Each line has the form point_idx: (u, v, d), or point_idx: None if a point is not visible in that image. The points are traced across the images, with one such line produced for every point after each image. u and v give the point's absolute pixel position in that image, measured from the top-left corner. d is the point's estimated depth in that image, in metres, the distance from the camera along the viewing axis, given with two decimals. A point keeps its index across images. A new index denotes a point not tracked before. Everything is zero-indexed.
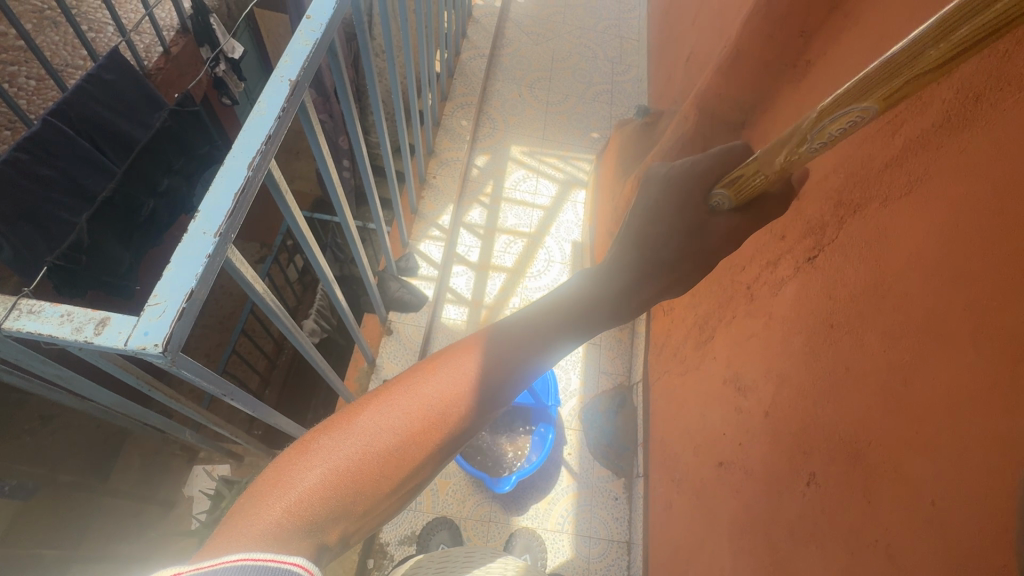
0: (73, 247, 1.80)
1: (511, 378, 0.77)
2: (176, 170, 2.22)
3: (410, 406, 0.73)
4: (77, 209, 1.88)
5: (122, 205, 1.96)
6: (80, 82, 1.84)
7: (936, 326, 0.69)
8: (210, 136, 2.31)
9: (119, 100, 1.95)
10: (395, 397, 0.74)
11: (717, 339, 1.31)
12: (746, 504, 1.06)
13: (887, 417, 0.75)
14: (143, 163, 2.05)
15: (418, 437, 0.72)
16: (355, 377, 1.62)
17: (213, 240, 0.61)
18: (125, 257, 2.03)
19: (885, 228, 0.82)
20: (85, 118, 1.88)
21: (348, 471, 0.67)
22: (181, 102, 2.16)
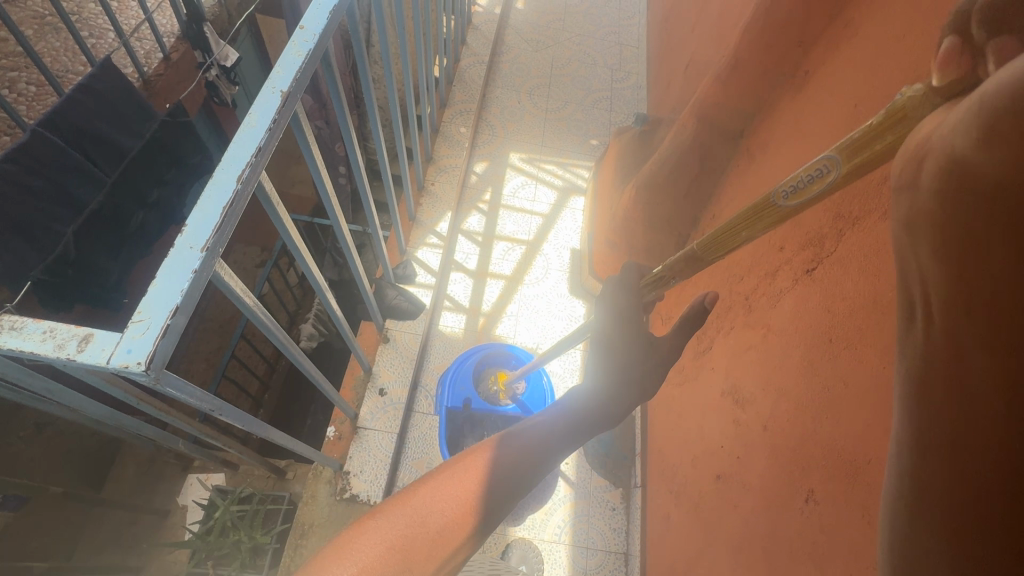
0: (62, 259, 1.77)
1: (538, 454, 0.82)
2: (166, 181, 2.21)
3: (454, 488, 0.77)
4: (68, 220, 1.83)
5: (111, 216, 1.96)
6: (71, 91, 1.80)
7: None
8: (202, 147, 2.32)
9: (112, 111, 1.93)
10: (439, 482, 0.78)
11: (716, 350, 1.30)
12: (745, 519, 1.04)
13: (887, 434, 0.73)
14: (133, 173, 2.03)
15: (463, 521, 0.75)
16: (350, 386, 1.60)
17: (200, 254, 0.60)
18: (112, 268, 2.02)
19: (883, 241, 0.81)
20: (76, 127, 1.83)
21: (395, 550, 0.70)
22: (173, 113, 2.17)
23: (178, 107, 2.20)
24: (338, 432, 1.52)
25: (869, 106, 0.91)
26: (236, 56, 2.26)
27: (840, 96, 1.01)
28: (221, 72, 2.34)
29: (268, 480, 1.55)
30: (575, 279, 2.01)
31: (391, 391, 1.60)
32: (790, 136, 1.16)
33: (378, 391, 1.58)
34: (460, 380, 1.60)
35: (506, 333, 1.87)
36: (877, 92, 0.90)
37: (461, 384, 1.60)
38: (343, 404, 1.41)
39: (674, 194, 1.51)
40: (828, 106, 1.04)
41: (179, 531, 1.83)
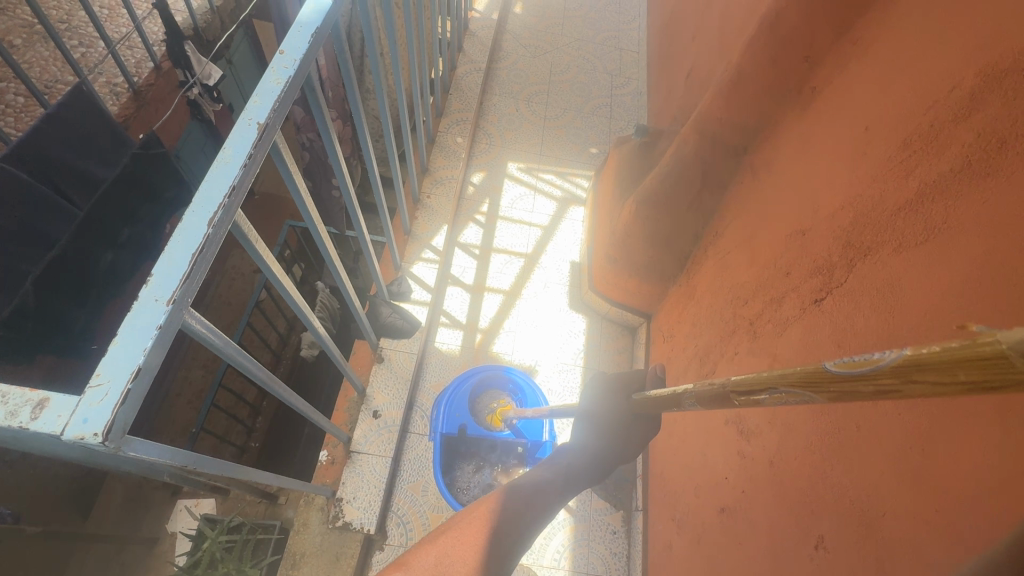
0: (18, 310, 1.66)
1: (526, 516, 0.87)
2: (138, 218, 2.06)
3: (467, 536, 0.83)
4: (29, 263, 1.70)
5: (74, 261, 1.80)
6: (34, 123, 1.65)
7: (955, 392, 0.64)
8: (178, 179, 2.18)
9: (82, 141, 1.79)
10: (457, 528, 0.85)
11: (719, 374, 1.25)
12: (751, 558, 1.00)
13: (903, 487, 0.69)
14: (105, 211, 1.89)
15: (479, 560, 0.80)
16: (344, 408, 1.56)
17: (167, 308, 0.56)
18: (79, 314, 1.89)
19: (897, 277, 0.77)
20: (43, 161, 1.71)
21: None
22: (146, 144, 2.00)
23: (151, 139, 2.01)
24: (331, 456, 1.48)
25: (880, 130, 0.87)
26: (219, 75, 2.16)
27: (848, 116, 0.96)
28: (203, 90, 2.26)
29: (259, 506, 1.51)
30: (574, 293, 1.97)
31: (386, 413, 1.56)
32: (795, 155, 1.11)
33: (371, 413, 1.54)
34: (456, 399, 1.57)
35: (503, 350, 1.82)
36: (888, 116, 0.86)
37: (455, 409, 1.56)
38: (334, 429, 1.37)
39: (675, 211, 1.46)
40: (834, 126, 1.00)
41: None
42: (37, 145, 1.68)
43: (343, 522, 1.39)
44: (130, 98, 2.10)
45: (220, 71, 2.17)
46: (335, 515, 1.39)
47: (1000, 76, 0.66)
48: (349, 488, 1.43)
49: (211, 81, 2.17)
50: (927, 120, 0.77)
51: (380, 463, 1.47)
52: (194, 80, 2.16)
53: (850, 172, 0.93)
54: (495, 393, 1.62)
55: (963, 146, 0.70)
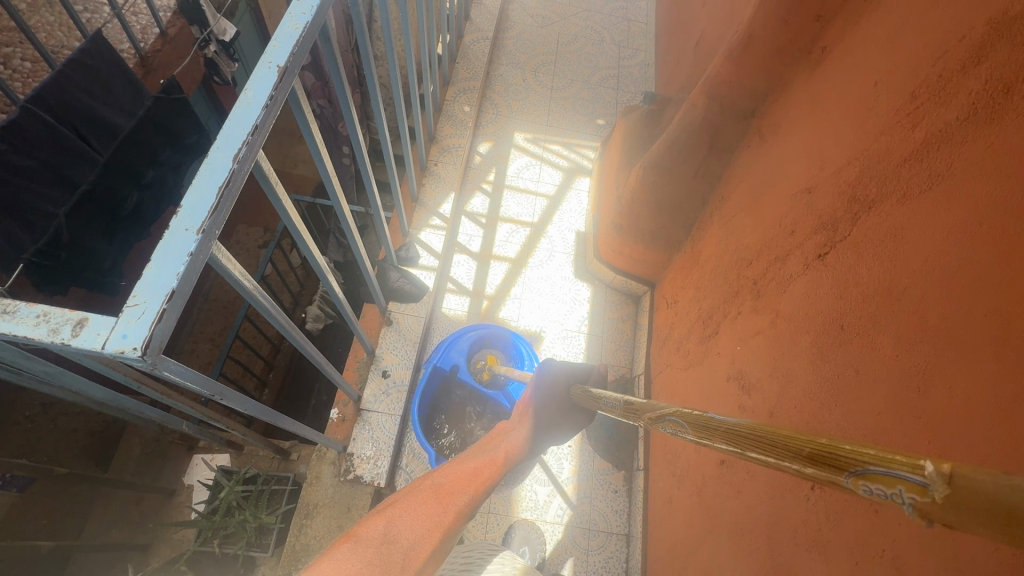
0: (52, 242, 1.66)
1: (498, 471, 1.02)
2: (161, 161, 2.10)
3: (426, 507, 0.85)
4: (59, 200, 1.73)
5: (104, 198, 1.85)
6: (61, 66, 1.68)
7: (956, 333, 0.66)
8: (197, 125, 2.19)
9: (102, 87, 1.83)
10: (407, 500, 0.86)
11: (722, 335, 1.28)
12: (748, 504, 1.04)
13: (898, 425, 0.72)
14: (124, 155, 1.93)
15: (434, 531, 0.82)
16: (354, 368, 1.60)
17: (196, 236, 0.59)
18: (108, 252, 1.92)
19: (902, 226, 0.79)
20: (68, 105, 1.73)
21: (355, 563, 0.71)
22: (166, 89, 2.05)
23: (172, 83, 2.06)
24: (342, 414, 1.52)
25: (889, 85, 0.88)
26: (233, 30, 2.21)
27: (856, 75, 0.97)
28: (219, 48, 2.28)
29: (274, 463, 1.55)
30: (580, 262, 1.98)
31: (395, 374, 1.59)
32: (803, 116, 1.12)
33: (381, 373, 1.57)
34: (451, 351, 1.45)
35: (509, 316, 1.86)
36: (895, 72, 0.87)
37: (455, 350, 1.46)
38: (346, 386, 1.40)
39: (681, 176, 1.47)
40: (842, 85, 1.01)
41: (184, 511, 1.81)
42: (59, 90, 1.69)
43: (354, 475, 1.44)
44: (137, 64, 2.07)
45: (234, 28, 2.20)
46: (346, 468, 1.44)
47: (1009, 23, 0.67)
48: (359, 443, 1.48)
49: (226, 36, 2.22)
50: (935, 71, 0.78)
51: (390, 420, 1.51)
52: (211, 35, 2.20)
53: (856, 129, 0.94)
54: (498, 351, 1.50)
55: (970, 95, 0.71)
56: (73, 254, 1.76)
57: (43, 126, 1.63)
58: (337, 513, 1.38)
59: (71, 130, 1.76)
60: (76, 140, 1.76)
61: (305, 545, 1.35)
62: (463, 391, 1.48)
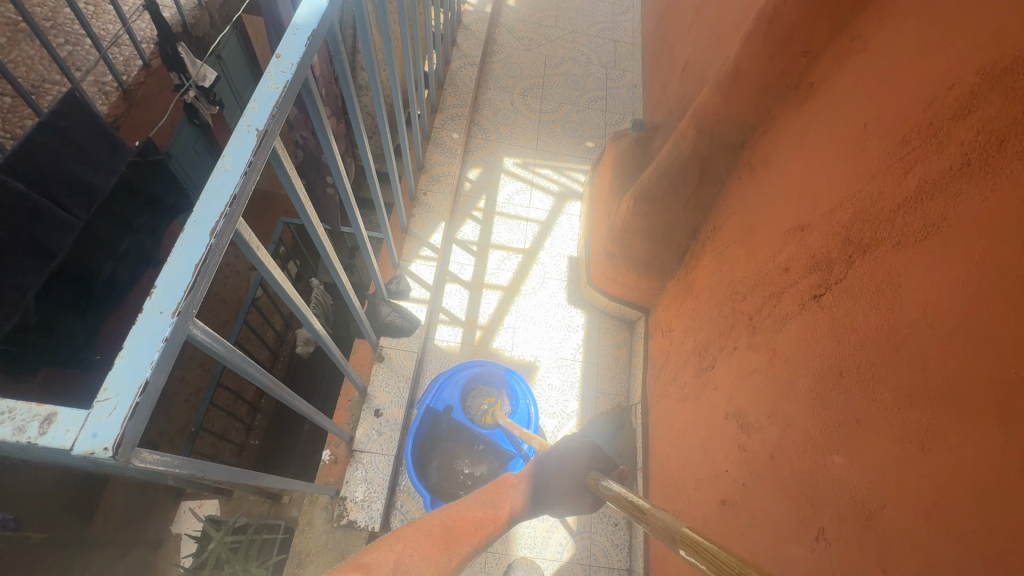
0: (20, 326, 1.67)
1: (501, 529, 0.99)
2: (137, 227, 2.06)
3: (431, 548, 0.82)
4: (36, 268, 1.71)
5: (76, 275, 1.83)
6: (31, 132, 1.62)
7: (957, 390, 0.65)
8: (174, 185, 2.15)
9: (78, 147, 1.74)
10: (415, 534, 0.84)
11: (719, 369, 1.26)
12: (751, 550, 1.01)
13: (904, 483, 0.70)
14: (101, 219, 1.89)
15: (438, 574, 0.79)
16: (346, 407, 1.56)
17: (172, 319, 0.56)
18: (79, 328, 1.92)
19: (898, 273, 0.78)
20: (42, 171, 1.68)
21: None
22: (141, 151, 1.97)
23: (148, 145, 1.98)
24: (334, 456, 1.48)
25: (879, 127, 0.87)
26: (214, 76, 2.09)
27: (846, 114, 0.97)
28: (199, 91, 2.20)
29: (264, 508, 1.51)
30: (573, 288, 1.97)
31: (387, 412, 1.55)
32: (792, 151, 1.11)
33: (373, 412, 1.53)
34: (447, 388, 1.42)
35: (503, 346, 1.83)
36: (886, 114, 0.86)
37: (450, 386, 1.43)
38: (337, 429, 1.37)
39: (673, 206, 1.46)
40: (832, 122, 1.00)
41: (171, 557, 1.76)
42: (30, 157, 1.63)
43: (347, 520, 1.40)
44: (119, 97, 2.04)
45: (215, 73, 2.12)
46: (339, 514, 1.40)
47: (1000, 76, 0.66)
48: (352, 486, 1.44)
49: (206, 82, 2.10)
50: (925, 118, 0.77)
51: (383, 461, 1.48)
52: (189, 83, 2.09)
53: (847, 168, 0.93)
54: (491, 388, 1.47)
55: (962, 144, 0.71)
56: (50, 300, 1.75)
57: (15, 196, 1.60)
58: (330, 562, 1.34)
59: (45, 195, 1.71)
60: (51, 206, 1.71)
61: None
62: (457, 430, 1.43)
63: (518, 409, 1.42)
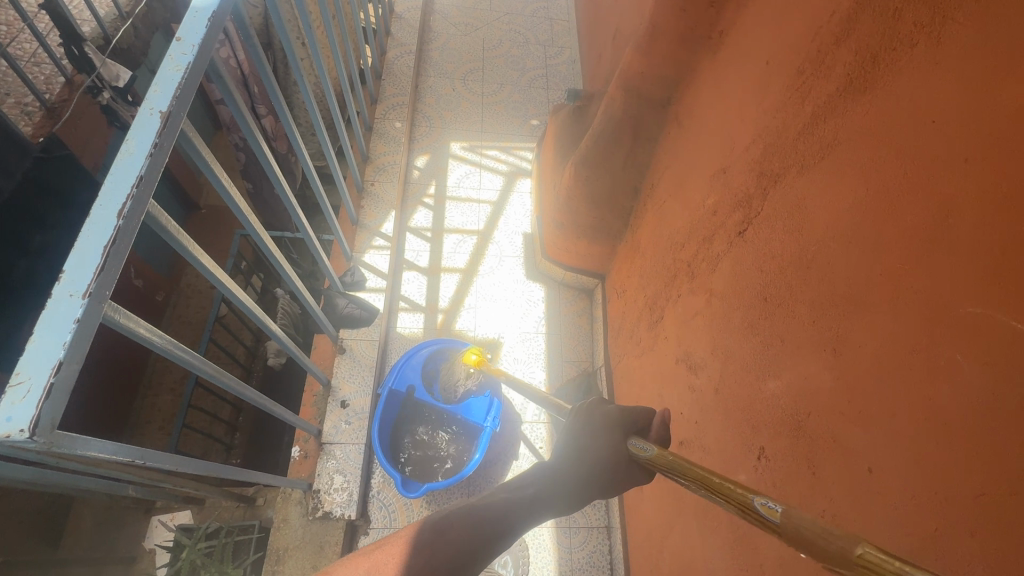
0: None
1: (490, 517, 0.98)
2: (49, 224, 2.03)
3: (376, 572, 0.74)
4: None
5: None
6: None
7: (856, 293, 0.70)
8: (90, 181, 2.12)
9: None
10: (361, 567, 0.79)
11: (667, 318, 1.30)
12: (708, 483, 1.06)
13: (823, 390, 0.75)
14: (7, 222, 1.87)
15: None
16: (310, 403, 1.55)
17: (82, 301, 0.56)
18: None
19: (803, 196, 0.82)
20: None
21: None
22: (46, 147, 1.92)
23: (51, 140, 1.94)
24: (304, 451, 1.48)
25: (778, 63, 0.91)
26: (128, 73, 1.92)
27: (751, 56, 1.01)
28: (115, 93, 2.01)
29: (238, 513, 1.49)
30: (530, 263, 1.99)
31: (354, 402, 1.55)
32: (710, 100, 1.15)
33: (339, 404, 1.53)
34: (408, 371, 1.42)
35: (466, 327, 1.85)
36: (782, 50, 0.90)
37: (411, 368, 1.43)
38: (303, 423, 1.36)
39: (611, 168, 1.50)
40: (740, 66, 1.04)
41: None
42: None
43: (323, 512, 1.40)
44: (42, 116, 1.96)
45: (128, 71, 1.94)
46: (314, 507, 1.40)
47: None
48: (324, 479, 1.44)
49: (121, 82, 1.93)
50: (815, 46, 0.81)
51: (354, 450, 1.48)
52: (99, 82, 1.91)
53: (756, 107, 0.97)
54: (452, 366, 1.47)
55: (845, 66, 0.75)
56: None
57: None
58: (308, 554, 1.35)
59: None
60: None
61: None
62: (424, 410, 1.44)
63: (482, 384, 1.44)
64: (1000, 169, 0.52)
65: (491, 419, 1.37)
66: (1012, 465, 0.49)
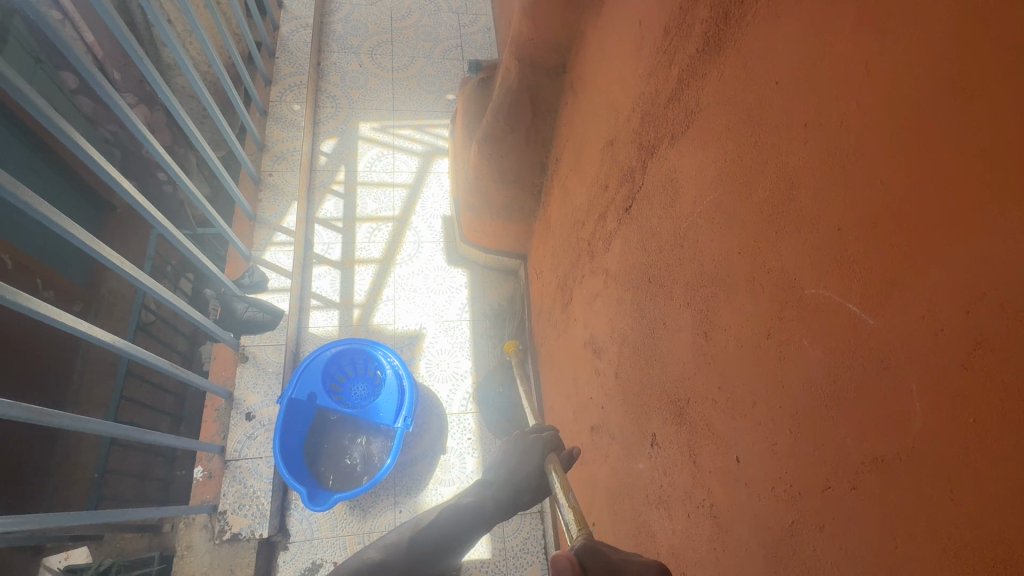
0: None
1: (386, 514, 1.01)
2: None
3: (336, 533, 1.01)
4: None
5: None
6: None
7: (722, 271, 0.65)
8: None
9: None
10: None
11: (576, 300, 1.24)
12: (614, 468, 1.03)
13: (698, 374, 0.71)
14: None
15: None
16: (213, 418, 1.44)
17: None
18: None
19: (675, 168, 0.77)
20: None
21: None
22: None
23: None
24: (208, 471, 1.37)
25: (649, 23, 0.84)
26: None
27: (627, 16, 0.93)
28: None
29: (142, 545, 1.36)
30: (450, 247, 1.90)
31: (261, 413, 1.45)
32: (597, 66, 1.07)
33: (244, 416, 1.43)
34: (308, 376, 1.31)
35: (384, 320, 1.75)
36: (652, 8, 0.83)
37: (311, 372, 1.32)
38: (199, 445, 1.25)
39: (514, 145, 1.41)
40: (619, 28, 0.96)
41: None
42: None
43: (230, 534, 1.31)
44: None
45: None
46: (220, 529, 1.30)
47: None
48: (231, 498, 1.34)
49: None
50: (677, 3, 0.74)
51: (263, 464, 1.39)
52: None
53: (634, 72, 0.90)
54: (359, 363, 1.37)
55: (702, 24, 0.68)
56: None
57: None
58: None
59: None
60: None
61: None
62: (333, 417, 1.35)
63: (388, 380, 1.34)
64: (836, 133, 0.47)
65: (401, 419, 1.28)
66: (853, 456, 0.46)
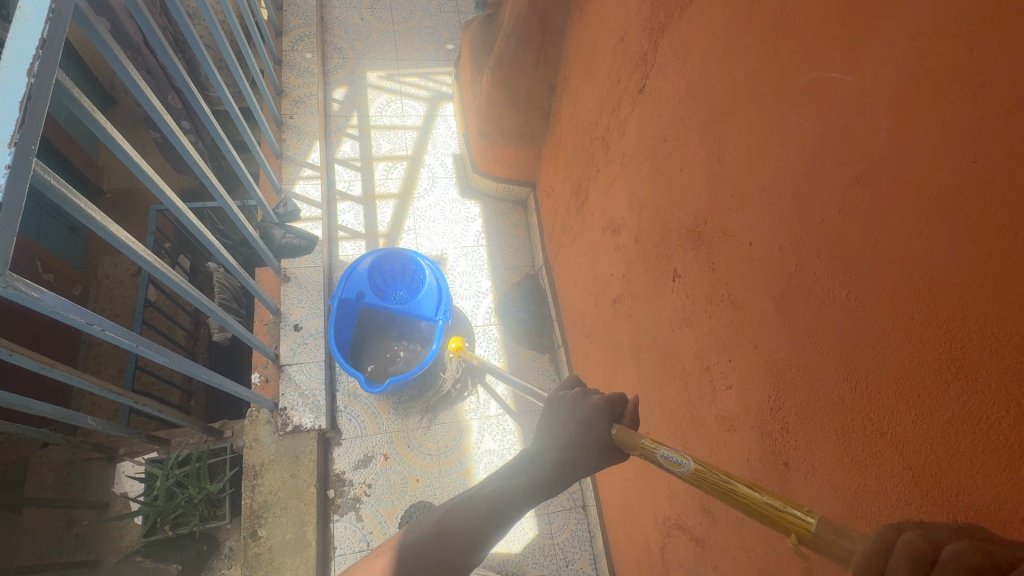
0: None
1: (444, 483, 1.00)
2: None
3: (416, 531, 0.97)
4: None
5: None
6: None
7: (731, 100, 0.81)
8: None
9: None
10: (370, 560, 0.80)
11: (592, 195, 1.40)
12: (638, 322, 1.19)
13: (713, 196, 0.88)
14: None
15: None
16: (263, 330, 1.57)
17: (9, 150, 0.56)
18: None
19: (684, 36, 0.92)
20: None
21: None
22: None
23: None
24: (265, 376, 1.51)
25: None
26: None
27: None
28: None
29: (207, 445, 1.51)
30: (462, 182, 2.05)
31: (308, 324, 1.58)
32: None
33: (292, 327, 1.56)
34: (354, 279, 1.46)
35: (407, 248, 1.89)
36: None
37: (356, 277, 1.47)
38: (261, 344, 1.38)
39: (525, 68, 1.55)
40: None
41: None
42: None
43: (292, 426, 1.46)
44: None
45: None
46: (283, 423, 1.45)
47: None
48: (290, 396, 1.49)
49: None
50: None
51: (314, 367, 1.53)
52: None
53: None
54: (399, 268, 1.52)
55: None
56: None
57: None
58: (285, 465, 1.42)
59: None
60: None
61: (263, 502, 1.37)
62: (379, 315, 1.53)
63: (428, 280, 1.49)
64: None
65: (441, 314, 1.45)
66: (841, 184, 0.62)
